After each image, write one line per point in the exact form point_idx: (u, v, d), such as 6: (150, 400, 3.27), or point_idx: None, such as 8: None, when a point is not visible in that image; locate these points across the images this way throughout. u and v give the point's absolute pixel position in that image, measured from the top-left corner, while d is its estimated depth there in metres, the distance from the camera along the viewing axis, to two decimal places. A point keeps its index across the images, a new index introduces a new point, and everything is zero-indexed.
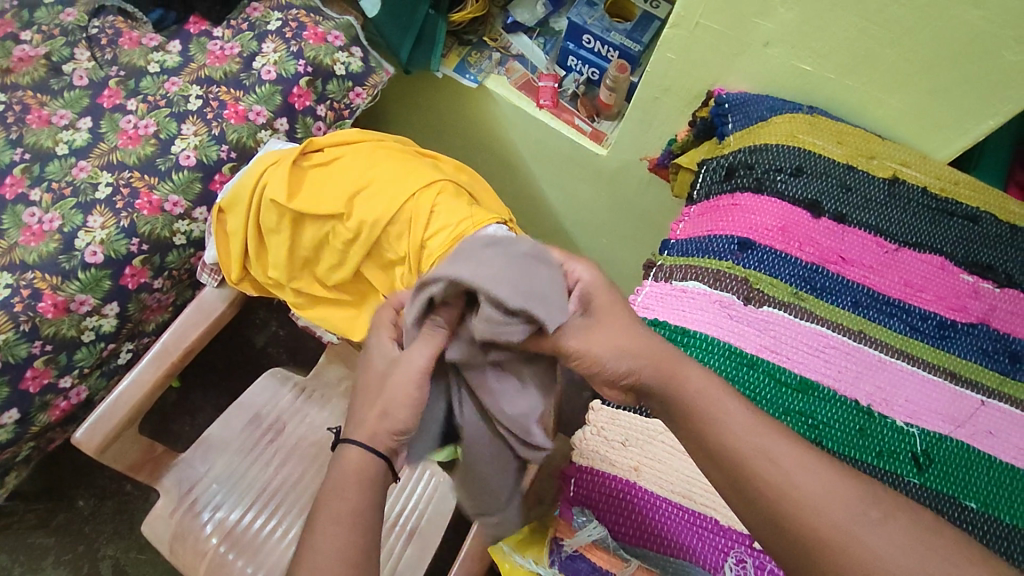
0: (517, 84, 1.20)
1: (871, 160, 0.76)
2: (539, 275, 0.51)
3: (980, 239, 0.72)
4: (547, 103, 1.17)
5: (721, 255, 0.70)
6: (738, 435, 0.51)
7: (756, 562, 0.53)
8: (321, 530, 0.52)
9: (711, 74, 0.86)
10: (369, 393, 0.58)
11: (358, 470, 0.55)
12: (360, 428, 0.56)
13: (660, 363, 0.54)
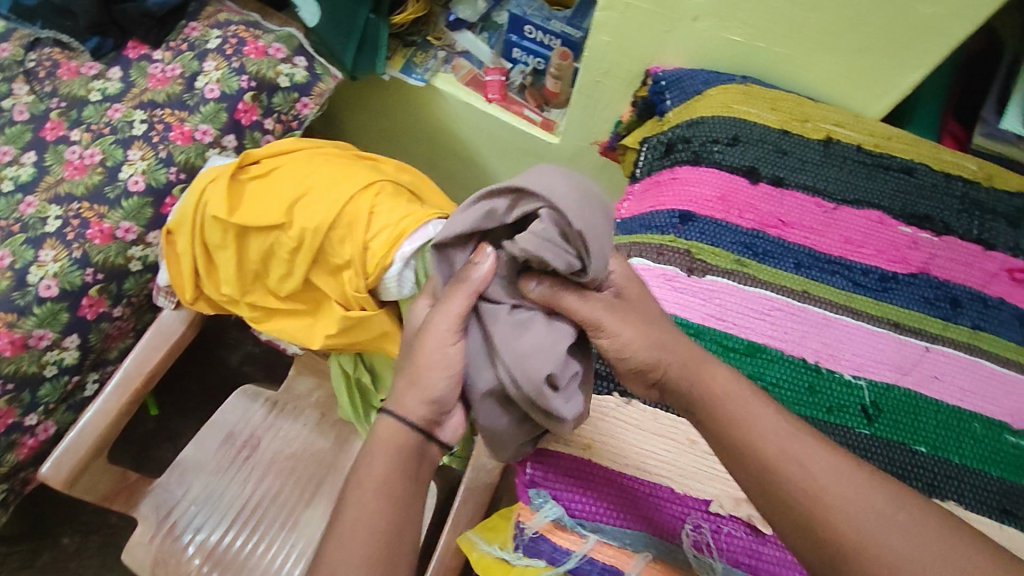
0: (465, 80, 1.20)
1: (805, 123, 0.76)
2: (605, 213, 0.50)
3: (917, 191, 0.74)
4: (495, 96, 1.17)
5: (663, 229, 0.71)
6: (763, 438, 0.50)
7: (714, 526, 0.55)
8: (348, 502, 0.53)
9: (646, 53, 0.87)
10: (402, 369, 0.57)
11: (390, 447, 0.55)
12: (395, 402, 0.57)
13: (687, 364, 0.54)
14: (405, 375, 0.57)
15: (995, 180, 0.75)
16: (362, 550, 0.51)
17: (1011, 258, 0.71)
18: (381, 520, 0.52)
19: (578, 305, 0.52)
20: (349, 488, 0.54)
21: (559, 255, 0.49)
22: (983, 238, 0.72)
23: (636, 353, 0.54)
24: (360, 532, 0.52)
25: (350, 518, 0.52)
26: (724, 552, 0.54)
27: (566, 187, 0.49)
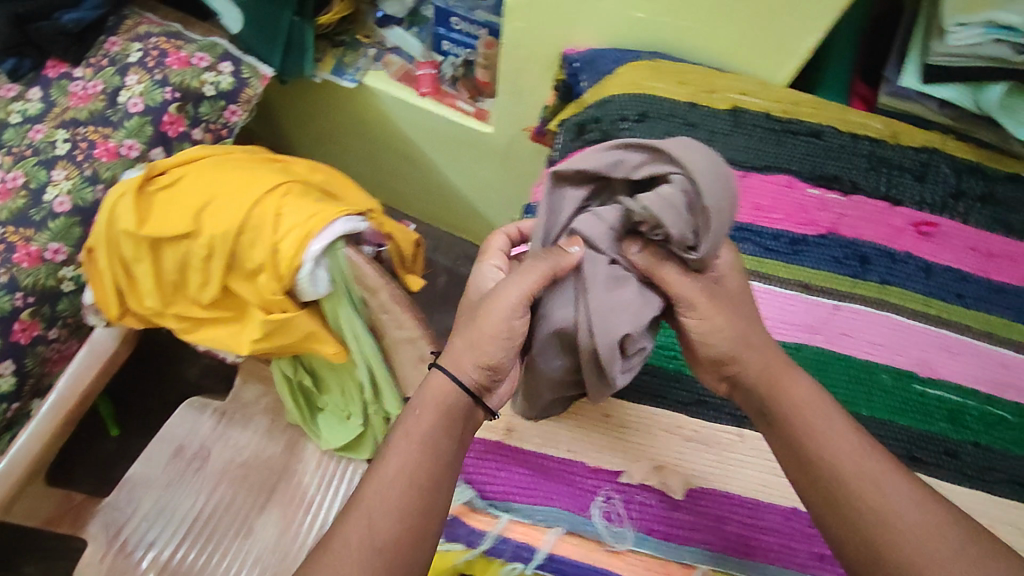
0: (397, 76, 1.19)
1: (712, 94, 0.77)
2: (735, 198, 0.47)
3: (825, 153, 0.75)
4: (427, 90, 1.17)
5: None
6: (845, 457, 0.48)
7: (625, 495, 0.57)
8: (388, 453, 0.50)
9: (560, 36, 0.88)
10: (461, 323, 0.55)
11: (438, 400, 0.53)
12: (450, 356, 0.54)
13: (769, 371, 0.53)
14: (466, 327, 0.54)
15: (901, 136, 0.77)
16: (400, 507, 0.48)
17: (919, 212, 0.73)
18: (423, 475, 0.49)
19: (676, 279, 0.51)
20: (390, 438, 0.52)
21: (676, 221, 0.47)
22: (890, 193, 0.73)
23: (720, 342, 0.53)
24: (394, 487, 0.49)
25: (393, 469, 0.49)
26: (634, 521, 0.56)
27: (699, 157, 0.46)
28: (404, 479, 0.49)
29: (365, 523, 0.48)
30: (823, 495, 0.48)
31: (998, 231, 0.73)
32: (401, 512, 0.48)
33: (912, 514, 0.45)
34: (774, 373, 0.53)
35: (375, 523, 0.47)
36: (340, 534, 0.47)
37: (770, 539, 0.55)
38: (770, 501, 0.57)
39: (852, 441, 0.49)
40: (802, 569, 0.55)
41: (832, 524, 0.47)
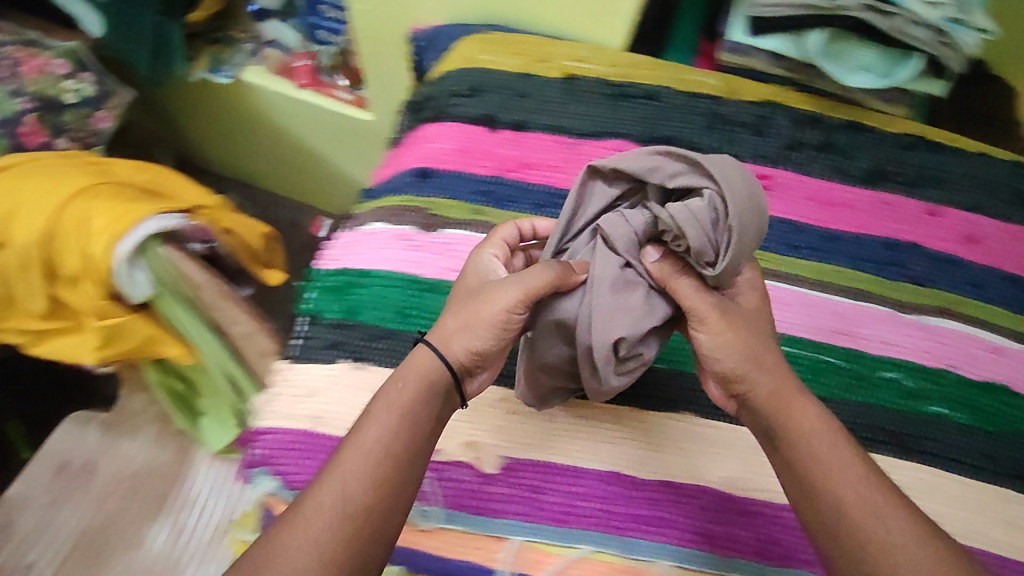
0: (275, 70, 1.16)
1: (546, 62, 0.75)
2: (762, 227, 0.47)
3: (663, 115, 0.73)
4: (305, 82, 1.15)
5: (402, 190, 0.70)
6: (852, 489, 0.44)
7: (438, 472, 0.59)
8: (368, 425, 0.47)
9: (402, 15, 0.84)
10: (456, 305, 0.54)
11: (423, 376, 0.50)
12: (437, 332, 0.53)
13: (778, 391, 0.49)
14: (460, 310, 0.53)
15: (740, 91, 0.75)
16: (385, 476, 0.45)
17: (760, 165, 0.71)
18: (409, 448, 0.47)
19: (689, 293, 0.50)
20: (370, 412, 0.49)
21: (698, 236, 0.46)
22: (727, 149, 0.72)
23: (726, 358, 0.50)
24: (372, 456, 0.45)
25: (376, 440, 0.46)
26: (444, 498, 0.58)
27: (740, 181, 0.46)
28: (388, 450, 0.46)
29: (389, 474, 0.45)
30: (822, 526, 0.44)
31: (837, 179, 0.72)
32: (383, 480, 0.45)
33: (916, 550, 0.41)
34: (781, 397, 0.49)
35: (352, 491, 0.44)
36: (311, 501, 0.44)
37: (585, 504, 0.57)
38: (586, 466, 0.59)
39: (859, 471, 0.45)
40: (616, 531, 0.57)
41: (834, 551, 0.43)
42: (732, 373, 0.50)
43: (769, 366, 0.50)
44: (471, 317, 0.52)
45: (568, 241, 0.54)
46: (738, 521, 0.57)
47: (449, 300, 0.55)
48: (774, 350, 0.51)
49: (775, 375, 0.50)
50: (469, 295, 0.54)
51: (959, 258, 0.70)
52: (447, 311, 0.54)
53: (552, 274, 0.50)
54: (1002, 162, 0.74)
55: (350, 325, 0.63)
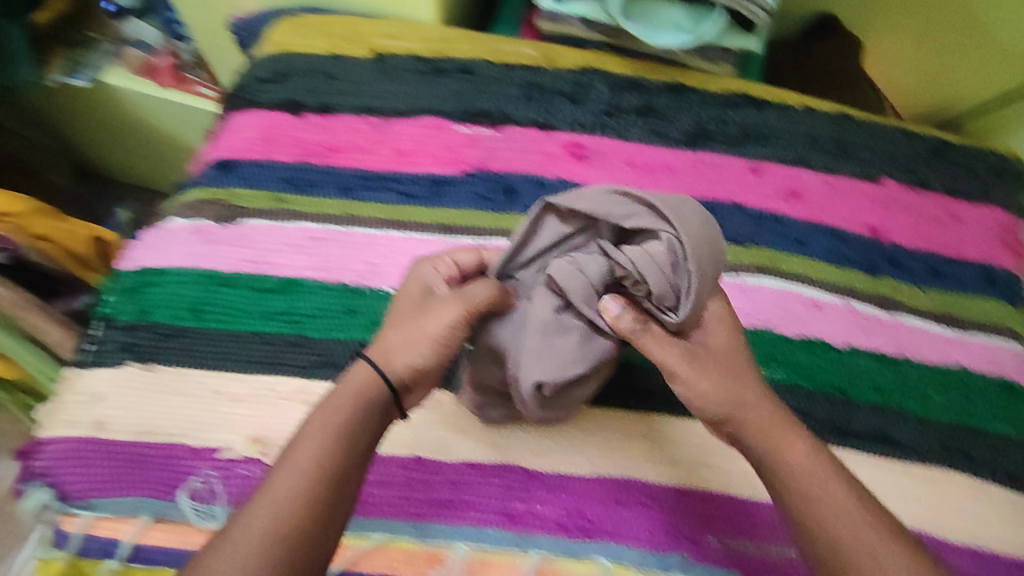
0: (138, 70, 1.06)
1: (357, 43, 0.73)
2: (717, 265, 0.47)
3: (475, 89, 0.70)
4: (169, 82, 1.06)
5: (203, 183, 0.68)
6: (846, 524, 0.44)
7: (224, 473, 0.56)
8: (297, 444, 0.45)
9: (223, 6, 0.81)
10: (401, 318, 0.50)
11: (356, 387, 0.48)
12: (378, 345, 0.50)
13: (766, 427, 0.48)
14: (405, 324, 0.50)
15: (557, 60, 0.72)
16: (308, 494, 0.43)
17: (572, 134, 0.69)
18: (335, 466, 0.44)
19: (651, 344, 0.48)
20: (301, 429, 0.46)
21: (660, 283, 0.45)
22: (543, 120, 0.69)
23: (707, 405, 0.49)
24: (297, 476, 0.43)
25: (309, 458, 0.44)
26: (230, 498, 0.55)
27: (691, 220, 0.46)
28: (319, 467, 0.44)
29: (303, 489, 0.43)
30: (819, 559, 0.44)
31: (657, 143, 0.69)
32: (307, 499, 0.43)
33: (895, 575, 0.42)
34: (771, 436, 0.48)
35: (283, 512, 0.42)
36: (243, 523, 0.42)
37: (386, 492, 0.57)
38: (387, 455, 0.58)
39: (845, 497, 0.45)
40: (416, 517, 0.56)
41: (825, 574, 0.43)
42: (713, 414, 0.49)
43: (754, 401, 0.49)
44: (414, 331, 0.49)
45: (515, 270, 0.51)
46: (542, 495, 0.57)
47: (393, 314, 0.51)
48: (754, 385, 0.49)
49: (763, 409, 0.48)
50: (419, 303, 0.51)
51: (780, 214, 0.67)
52: (394, 318, 0.51)
53: (494, 296, 0.48)
54: (828, 114, 0.72)
55: (141, 326, 0.62)
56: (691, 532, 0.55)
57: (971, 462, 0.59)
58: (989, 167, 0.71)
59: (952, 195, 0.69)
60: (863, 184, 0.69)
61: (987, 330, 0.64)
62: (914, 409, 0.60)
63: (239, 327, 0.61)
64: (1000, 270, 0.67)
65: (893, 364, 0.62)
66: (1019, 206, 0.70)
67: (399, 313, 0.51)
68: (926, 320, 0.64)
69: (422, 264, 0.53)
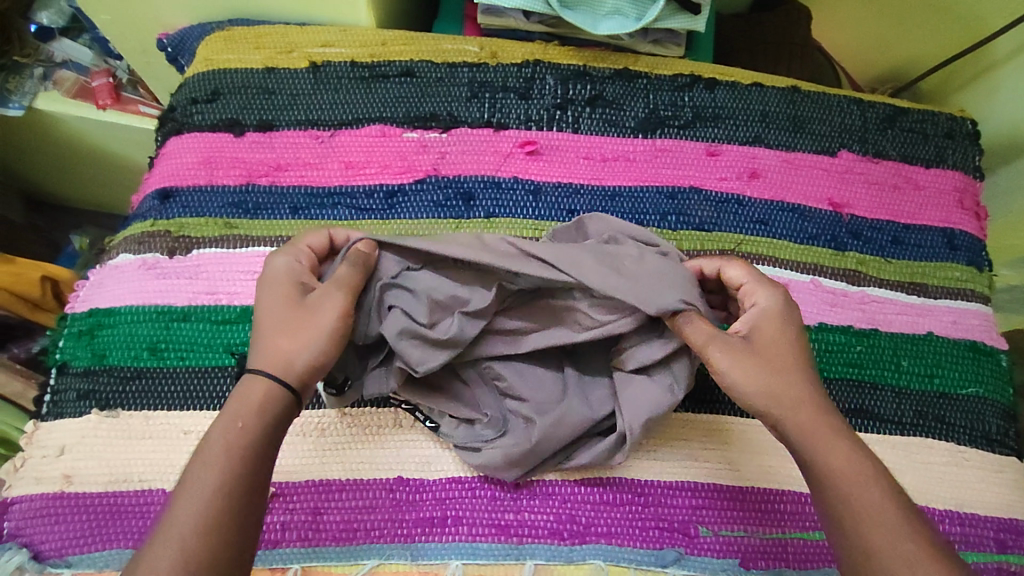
0: (74, 94, 0.99)
1: (291, 53, 0.70)
2: (660, 271, 0.52)
3: (420, 91, 0.68)
4: (108, 102, 0.98)
5: (146, 215, 0.65)
6: (879, 525, 0.45)
7: None
8: (195, 470, 0.43)
9: (145, 23, 0.76)
10: (278, 318, 0.49)
11: (250, 405, 0.46)
12: (265, 353, 0.48)
13: (806, 424, 0.48)
14: (288, 325, 0.48)
15: (501, 54, 0.70)
16: (212, 521, 0.42)
17: (524, 131, 0.68)
18: (236, 490, 0.43)
19: (700, 333, 0.50)
20: (197, 455, 0.44)
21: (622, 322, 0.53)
22: (494, 119, 0.68)
23: (750, 389, 0.49)
24: (200, 504, 0.42)
25: (211, 485, 0.43)
26: None
27: (594, 263, 0.52)
28: (221, 493, 0.42)
29: (207, 518, 0.41)
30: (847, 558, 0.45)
31: (611, 133, 0.68)
32: (212, 528, 0.41)
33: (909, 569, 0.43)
34: (810, 432, 0.48)
35: (190, 545, 0.41)
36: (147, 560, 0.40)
37: (371, 517, 0.56)
38: (371, 479, 0.57)
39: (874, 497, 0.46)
40: (407, 539, 0.55)
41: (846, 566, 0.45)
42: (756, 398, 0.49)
43: (796, 394, 0.49)
44: (303, 325, 0.48)
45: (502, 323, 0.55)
46: (532, 504, 0.57)
47: (263, 319, 0.49)
48: (798, 376, 0.49)
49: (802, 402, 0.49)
50: (297, 302, 0.49)
51: (740, 195, 0.67)
52: (264, 315, 0.49)
53: (360, 274, 0.51)
54: (779, 89, 0.71)
55: (99, 371, 0.59)
56: (683, 525, 0.57)
57: (946, 426, 0.61)
58: (940, 129, 0.71)
59: (908, 161, 0.69)
60: (820, 158, 0.69)
61: (952, 293, 0.66)
62: (889, 379, 0.62)
63: (202, 363, 0.59)
64: (961, 234, 0.68)
65: (863, 336, 0.63)
66: (974, 165, 0.70)
67: (274, 317, 0.49)
68: (892, 290, 0.65)
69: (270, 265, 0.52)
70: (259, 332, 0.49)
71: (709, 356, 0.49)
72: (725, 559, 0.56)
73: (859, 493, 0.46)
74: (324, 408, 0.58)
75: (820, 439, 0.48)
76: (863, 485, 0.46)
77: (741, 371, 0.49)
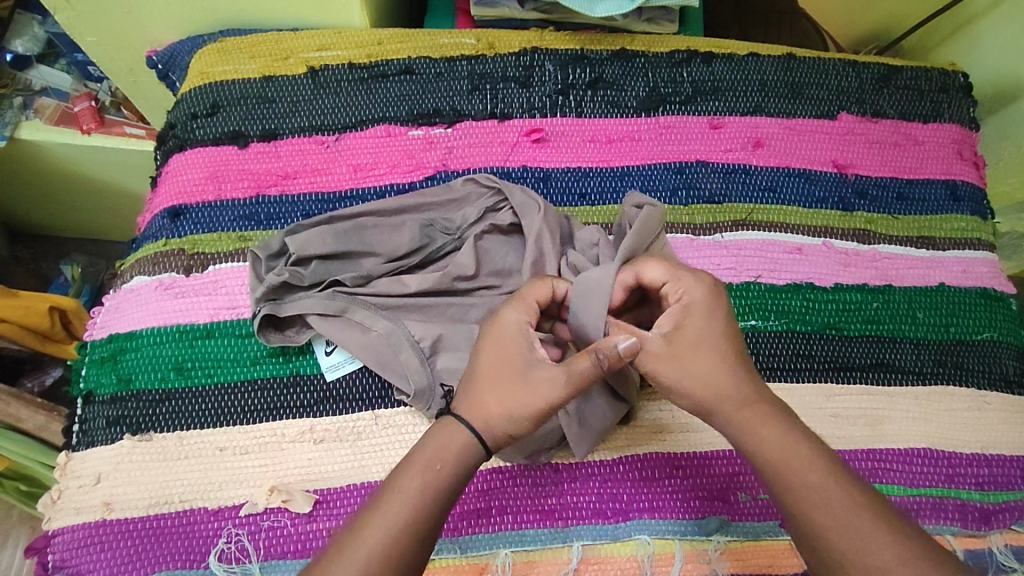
0: (56, 120, 0.94)
1: (287, 60, 0.69)
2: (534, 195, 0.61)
3: (421, 88, 0.68)
4: (91, 126, 0.93)
5: (157, 234, 0.64)
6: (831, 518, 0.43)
7: (249, 529, 0.54)
8: (384, 500, 0.43)
9: (134, 39, 0.74)
10: (494, 374, 0.46)
11: (448, 446, 0.45)
12: (470, 406, 0.46)
13: (741, 409, 0.47)
14: (501, 383, 0.46)
15: (497, 45, 0.70)
16: (395, 553, 0.41)
17: (528, 119, 0.68)
18: (423, 528, 0.43)
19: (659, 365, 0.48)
20: (388, 486, 0.44)
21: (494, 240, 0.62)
22: (498, 109, 0.67)
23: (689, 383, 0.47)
24: (380, 530, 0.42)
25: (403, 517, 0.42)
26: (262, 552, 0.54)
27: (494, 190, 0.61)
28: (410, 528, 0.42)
29: (394, 552, 0.41)
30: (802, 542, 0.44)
31: (614, 114, 0.68)
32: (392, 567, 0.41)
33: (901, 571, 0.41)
34: (746, 417, 0.47)
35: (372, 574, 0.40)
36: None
37: None
38: None
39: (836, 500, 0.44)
40: (453, 532, 0.55)
41: (817, 571, 0.44)
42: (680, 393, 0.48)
43: (736, 376, 0.47)
44: (518, 394, 0.46)
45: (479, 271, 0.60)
46: (573, 487, 0.57)
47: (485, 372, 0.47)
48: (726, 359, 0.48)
49: (730, 389, 0.47)
50: (517, 368, 0.46)
51: (746, 165, 0.68)
52: (482, 368, 0.47)
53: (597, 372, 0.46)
54: (774, 57, 0.72)
55: (127, 397, 0.58)
56: (722, 493, 0.58)
57: (965, 372, 0.63)
58: (934, 84, 0.73)
59: (906, 119, 0.71)
60: (821, 122, 0.70)
61: (959, 243, 0.68)
62: (907, 332, 0.63)
63: (231, 378, 0.59)
64: (963, 184, 0.70)
65: (878, 292, 0.64)
66: (969, 117, 0.73)
67: (491, 370, 0.47)
68: (902, 245, 0.67)
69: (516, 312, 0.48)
70: (472, 389, 0.47)
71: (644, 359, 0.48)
72: (766, 522, 0.57)
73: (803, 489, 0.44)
74: (358, 411, 0.58)
75: (752, 428, 0.46)
76: (814, 482, 0.44)
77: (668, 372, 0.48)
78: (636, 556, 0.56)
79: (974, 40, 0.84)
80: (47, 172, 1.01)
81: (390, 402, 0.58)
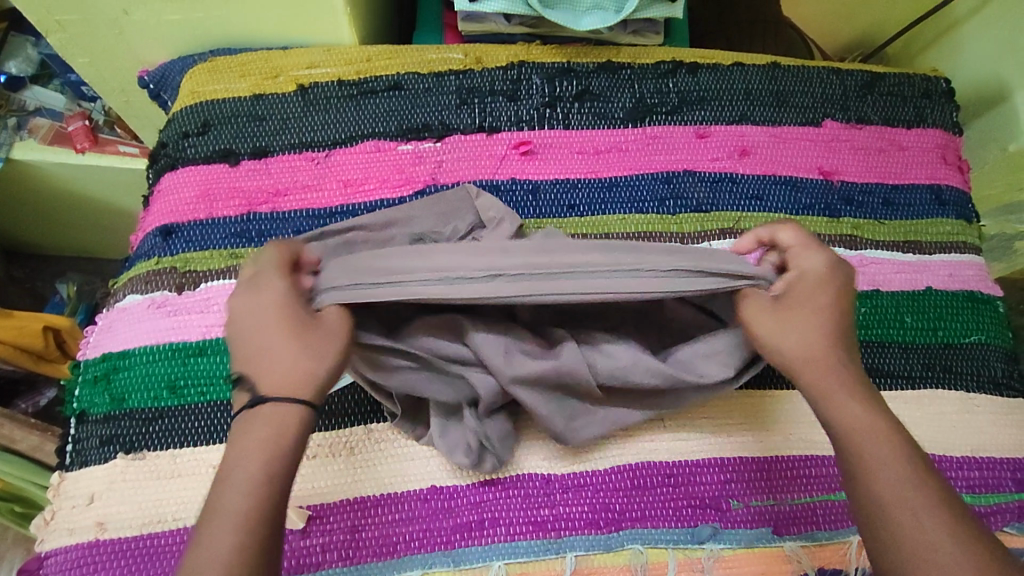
0: (49, 140, 0.94)
1: (277, 78, 0.70)
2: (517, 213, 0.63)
3: (410, 103, 0.69)
4: (85, 145, 0.94)
5: (149, 253, 0.64)
6: (902, 505, 0.44)
7: None
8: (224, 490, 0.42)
9: (126, 59, 0.75)
10: (270, 339, 0.47)
11: (270, 422, 0.44)
12: (269, 376, 0.46)
13: (821, 381, 0.49)
14: (279, 348, 0.46)
15: (485, 59, 0.71)
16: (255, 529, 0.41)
17: (516, 132, 0.68)
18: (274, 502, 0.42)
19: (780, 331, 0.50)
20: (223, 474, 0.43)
21: None
22: (485, 123, 0.68)
23: (789, 350, 0.50)
24: (234, 520, 0.41)
25: (246, 503, 0.42)
26: None
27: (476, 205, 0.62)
28: (259, 505, 0.42)
29: (251, 533, 0.41)
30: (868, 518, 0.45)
31: (601, 125, 0.69)
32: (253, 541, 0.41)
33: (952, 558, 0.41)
34: (825, 386, 0.49)
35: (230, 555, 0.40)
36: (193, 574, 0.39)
37: (409, 529, 0.56)
38: (404, 490, 0.57)
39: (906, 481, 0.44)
40: (446, 546, 0.55)
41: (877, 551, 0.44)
42: (775, 355, 0.51)
43: (827, 346, 0.50)
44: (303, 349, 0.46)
45: None
46: (565, 498, 0.57)
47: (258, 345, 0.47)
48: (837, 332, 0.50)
49: (825, 358, 0.49)
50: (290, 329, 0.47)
51: (733, 174, 0.68)
52: (256, 343, 0.47)
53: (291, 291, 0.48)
54: (758, 66, 0.73)
55: (120, 416, 0.59)
56: (714, 500, 0.58)
57: (954, 375, 0.63)
58: (917, 90, 0.73)
59: (890, 124, 0.72)
60: (806, 129, 0.70)
61: (946, 247, 0.68)
62: (896, 336, 0.64)
63: (224, 396, 0.59)
64: (948, 189, 0.70)
65: (866, 297, 0.65)
66: (952, 122, 0.73)
67: (261, 339, 0.47)
68: (888, 250, 0.67)
69: (246, 292, 0.48)
70: (252, 363, 0.46)
71: (756, 325, 0.51)
72: (759, 529, 0.58)
73: (883, 474, 0.45)
74: (350, 425, 0.58)
75: (836, 404, 0.48)
76: (885, 468, 0.45)
77: (776, 340, 0.50)
78: (629, 565, 0.56)
79: (956, 45, 0.85)
80: (43, 192, 1.02)
81: (382, 416, 0.59)
